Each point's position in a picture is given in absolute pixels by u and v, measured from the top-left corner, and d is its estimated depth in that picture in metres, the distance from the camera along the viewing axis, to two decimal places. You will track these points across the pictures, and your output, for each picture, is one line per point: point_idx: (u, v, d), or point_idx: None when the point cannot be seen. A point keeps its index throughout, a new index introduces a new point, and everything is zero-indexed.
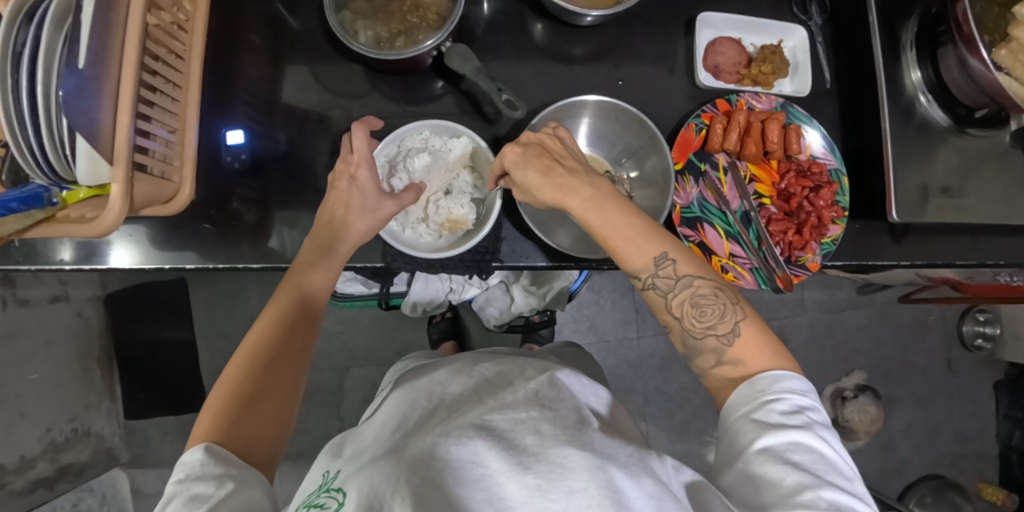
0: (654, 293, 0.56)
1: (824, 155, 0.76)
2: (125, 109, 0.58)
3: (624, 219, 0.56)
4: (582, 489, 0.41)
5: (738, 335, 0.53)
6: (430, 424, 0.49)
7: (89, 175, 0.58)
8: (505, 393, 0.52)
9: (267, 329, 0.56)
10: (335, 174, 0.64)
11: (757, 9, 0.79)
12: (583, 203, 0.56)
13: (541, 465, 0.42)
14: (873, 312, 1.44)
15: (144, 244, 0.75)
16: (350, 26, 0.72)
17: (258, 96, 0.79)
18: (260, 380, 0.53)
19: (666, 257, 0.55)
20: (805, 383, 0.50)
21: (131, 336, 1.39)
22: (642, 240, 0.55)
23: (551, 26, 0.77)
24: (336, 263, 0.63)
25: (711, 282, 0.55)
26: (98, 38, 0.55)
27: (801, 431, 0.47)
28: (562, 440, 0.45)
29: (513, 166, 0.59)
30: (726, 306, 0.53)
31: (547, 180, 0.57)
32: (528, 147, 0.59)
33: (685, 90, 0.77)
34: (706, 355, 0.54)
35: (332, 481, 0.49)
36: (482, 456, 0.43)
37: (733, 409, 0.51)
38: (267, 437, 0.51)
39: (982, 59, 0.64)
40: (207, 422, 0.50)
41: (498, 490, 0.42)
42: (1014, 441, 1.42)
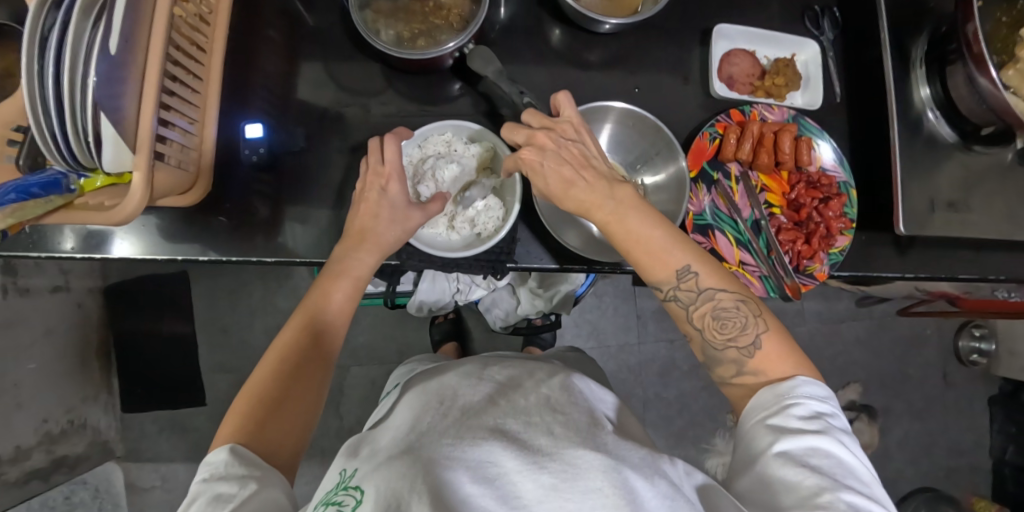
0: (676, 304, 0.57)
1: (833, 167, 0.77)
2: (149, 98, 0.58)
3: (650, 234, 0.56)
4: (596, 489, 0.41)
5: (761, 347, 0.54)
6: (444, 426, 0.49)
7: (112, 162, 0.58)
8: (519, 399, 0.52)
9: (295, 336, 0.57)
10: (366, 186, 0.65)
11: (770, 23, 0.81)
12: (606, 214, 0.57)
13: (556, 466, 0.43)
14: (870, 324, 1.46)
15: (157, 235, 0.76)
16: (371, 25, 0.72)
17: (275, 91, 0.80)
18: (287, 383, 0.53)
19: (689, 271, 0.56)
20: (824, 388, 0.51)
21: (130, 329, 1.38)
22: (664, 252, 0.56)
23: (569, 31, 0.78)
24: (363, 272, 0.63)
25: (733, 295, 0.55)
26: (128, 26, 0.56)
27: (818, 435, 0.48)
28: (575, 443, 0.45)
29: (533, 171, 0.59)
30: (748, 319, 0.55)
31: (571, 194, 0.58)
32: (546, 152, 0.58)
33: (699, 98, 0.79)
34: (726, 365, 0.55)
35: (349, 479, 0.48)
36: (498, 457, 0.44)
37: (753, 413, 0.52)
38: (291, 441, 0.51)
39: (992, 78, 0.65)
40: (232, 422, 0.50)
41: (514, 488, 0.42)
42: (1007, 455, 1.43)
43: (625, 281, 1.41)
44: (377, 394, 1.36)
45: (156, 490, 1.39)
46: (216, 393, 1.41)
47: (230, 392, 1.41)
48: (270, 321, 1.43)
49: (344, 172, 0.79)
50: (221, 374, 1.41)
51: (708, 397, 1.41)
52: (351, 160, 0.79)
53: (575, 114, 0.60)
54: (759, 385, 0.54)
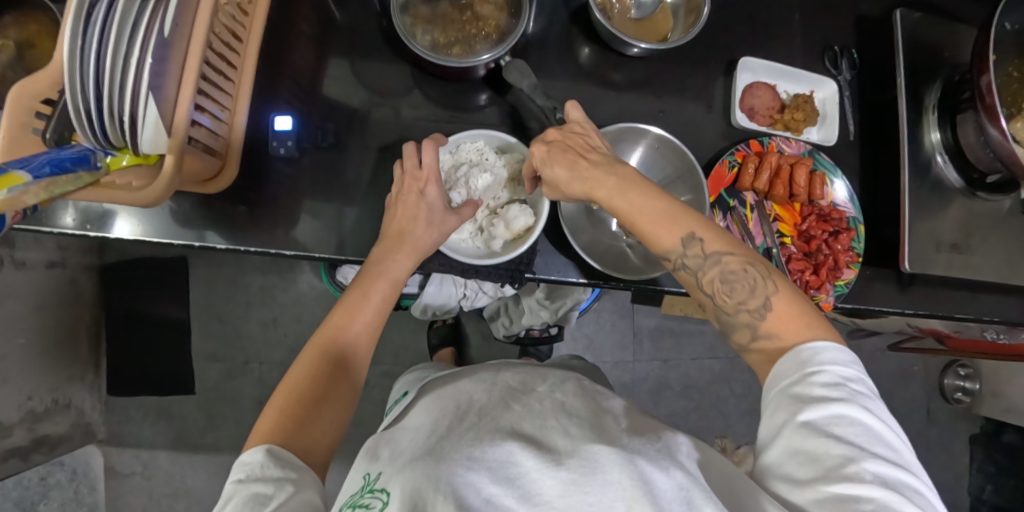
0: (685, 272, 0.59)
1: (844, 203, 0.80)
2: (189, 86, 0.59)
3: (652, 204, 0.59)
4: (614, 482, 0.43)
5: (771, 308, 0.55)
6: (461, 426, 0.51)
7: (149, 143, 0.58)
8: (534, 398, 0.55)
9: (332, 337, 0.58)
10: (404, 188, 0.67)
11: (792, 60, 0.84)
12: (608, 191, 0.61)
13: (574, 462, 0.45)
14: (860, 357, 1.49)
15: (173, 220, 0.75)
16: (409, 30, 0.74)
17: (304, 85, 0.80)
18: (325, 384, 0.55)
19: (693, 237, 0.58)
20: (848, 354, 0.52)
21: (122, 310, 1.35)
22: (668, 222, 0.59)
23: (598, 51, 0.81)
24: (400, 275, 0.65)
25: (739, 258, 0.57)
26: (179, 11, 0.57)
27: (843, 403, 0.48)
28: (592, 439, 0.48)
29: (542, 162, 0.65)
30: (751, 280, 0.56)
31: (577, 174, 0.62)
32: (553, 143, 0.65)
33: (719, 127, 0.81)
34: (741, 331, 0.57)
35: (374, 482, 0.50)
36: (518, 456, 0.46)
37: (776, 382, 0.53)
38: (327, 441, 0.53)
39: (1002, 129, 0.69)
40: (270, 420, 0.51)
41: (535, 486, 0.44)
42: (984, 494, 1.47)
43: (625, 298, 1.43)
44: (369, 395, 1.35)
45: (136, 476, 1.36)
46: (205, 382, 1.39)
47: (219, 381, 1.40)
48: (266, 313, 1.42)
49: (368, 170, 0.80)
50: (212, 362, 1.39)
51: (697, 418, 1.43)
52: (377, 160, 0.80)
53: (582, 115, 0.66)
54: (775, 350, 0.54)
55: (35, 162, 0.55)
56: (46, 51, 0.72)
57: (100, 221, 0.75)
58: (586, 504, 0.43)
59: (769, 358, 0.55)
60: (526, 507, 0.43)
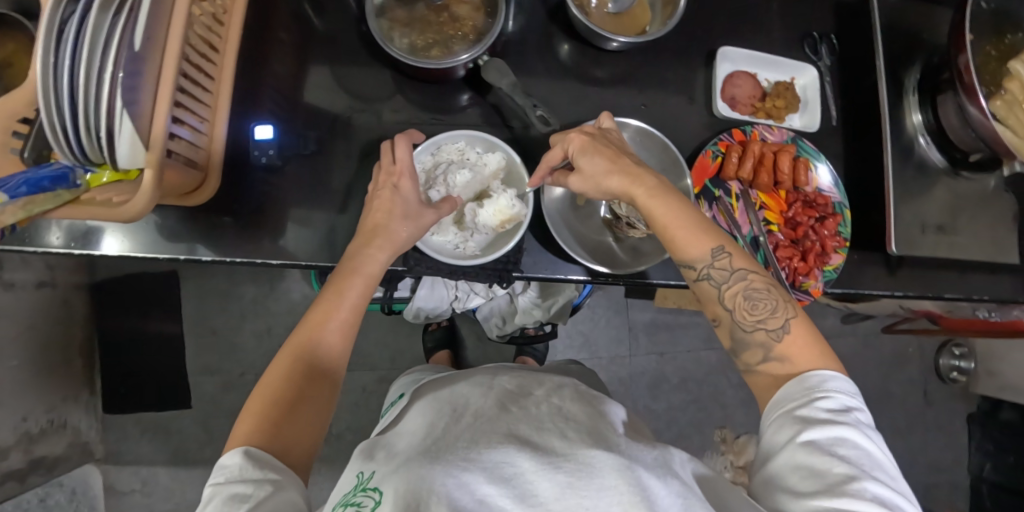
0: (708, 283, 0.60)
1: (829, 188, 0.80)
2: (166, 98, 0.58)
3: (685, 213, 0.61)
4: (612, 486, 0.44)
5: (789, 331, 0.57)
6: (458, 430, 0.53)
7: (127, 157, 0.58)
8: (532, 407, 0.57)
9: (308, 338, 0.58)
10: (378, 184, 0.68)
11: (772, 47, 0.84)
12: (646, 191, 0.61)
13: (571, 465, 0.46)
14: (855, 341, 1.50)
15: (156, 233, 0.75)
16: (386, 33, 0.73)
17: (285, 94, 0.80)
18: (299, 385, 0.55)
19: (723, 250, 0.59)
20: (850, 384, 0.54)
21: (115, 327, 1.35)
22: (699, 231, 0.60)
23: (578, 47, 0.80)
24: (375, 270, 0.64)
25: (763, 278, 0.59)
26: (151, 23, 0.57)
27: (847, 427, 0.50)
28: (588, 444, 0.49)
29: (579, 153, 0.64)
30: (776, 301, 0.58)
31: (616, 170, 0.62)
32: (594, 138, 0.65)
33: (702, 118, 0.81)
34: (754, 350, 0.58)
35: (368, 481, 0.51)
36: (514, 458, 0.47)
37: (781, 405, 0.54)
38: (305, 440, 0.54)
39: (982, 108, 0.69)
40: (248, 424, 0.52)
41: (530, 487, 0.45)
42: (985, 472, 1.48)
43: (618, 293, 1.42)
44: (367, 401, 1.35)
45: (136, 493, 1.35)
46: (202, 396, 1.38)
47: (216, 395, 1.39)
48: (260, 324, 1.41)
49: (353, 176, 0.80)
50: (207, 376, 1.39)
51: (696, 410, 1.43)
52: (361, 166, 0.80)
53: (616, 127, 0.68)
54: (785, 375, 0.56)
55: (11, 184, 0.57)
56: (23, 70, 0.71)
57: (85, 238, 0.74)
58: (583, 507, 0.43)
59: (774, 381, 0.57)
60: (522, 506, 0.44)
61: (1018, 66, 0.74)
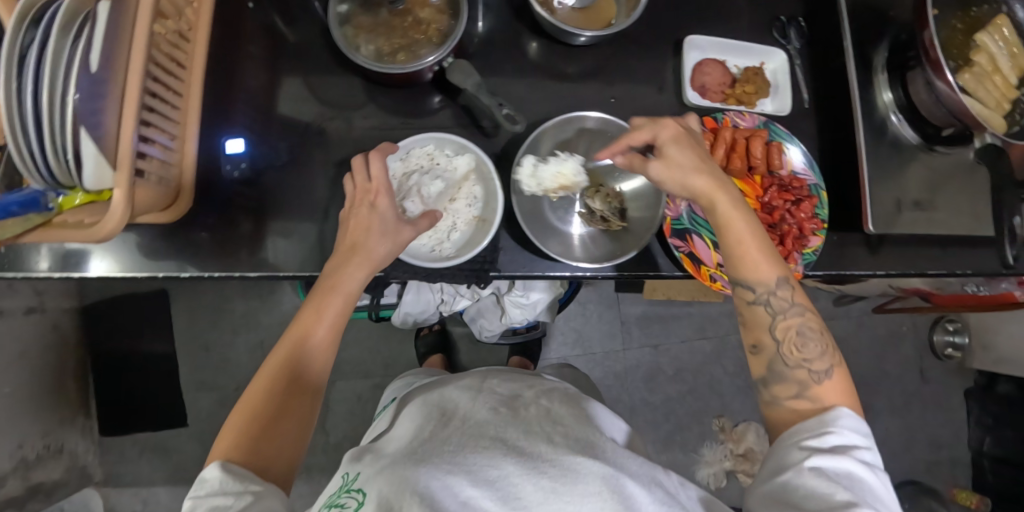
0: (765, 309, 0.59)
1: (803, 170, 0.80)
2: (129, 118, 0.57)
3: (760, 236, 0.61)
4: (595, 492, 0.47)
5: (831, 376, 0.57)
6: (447, 435, 0.55)
7: (93, 179, 0.57)
8: (524, 414, 0.59)
9: (288, 354, 0.59)
10: (355, 203, 0.67)
11: (740, 33, 0.84)
12: (726, 205, 0.61)
13: (555, 470, 0.49)
14: (848, 323, 1.50)
15: (135, 251, 0.75)
16: (352, 40, 0.73)
17: (257, 106, 0.80)
18: (279, 402, 0.56)
19: (788, 281, 0.59)
20: (863, 425, 0.54)
21: (108, 349, 1.35)
22: (767, 256, 0.60)
23: (546, 44, 0.81)
24: (353, 287, 0.64)
25: (817, 320, 0.59)
26: (109, 44, 0.56)
27: (853, 462, 0.50)
28: (574, 452, 0.52)
29: (672, 143, 0.63)
30: (825, 345, 0.58)
31: (703, 174, 0.61)
32: (686, 136, 0.64)
33: (673, 108, 0.81)
34: (789, 385, 0.58)
35: (352, 482, 0.51)
36: (499, 462, 0.50)
37: (792, 435, 0.54)
38: (287, 454, 0.55)
39: (948, 81, 0.69)
40: (229, 439, 0.53)
41: (514, 490, 0.47)
42: (985, 446, 1.47)
43: (608, 289, 1.43)
44: (363, 410, 1.35)
45: None
46: (198, 413, 1.38)
47: (212, 411, 1.39)
48: (253, 338, 1.42)
49: (328, 185, 0.80)
50: (203, 392, 1.39)
51: (693, 400, 1.43)
52: (335, 175, 0.80)
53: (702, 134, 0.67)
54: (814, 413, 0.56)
55: None
56: None
57: (67, 261, 0.74)
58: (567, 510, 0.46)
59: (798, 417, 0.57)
60: (505, 507, 0.46)
61: (983, 38, 0.74)
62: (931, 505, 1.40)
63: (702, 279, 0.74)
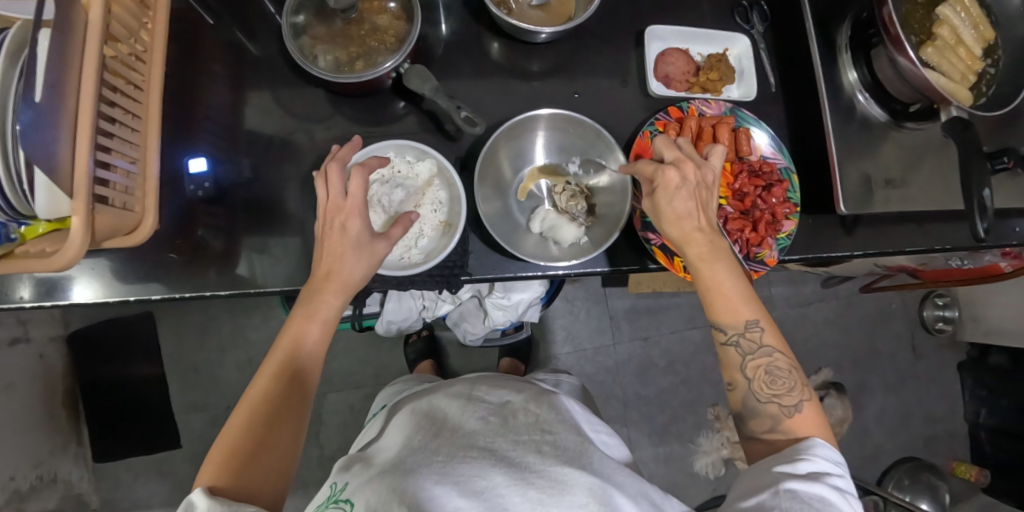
0: (733, 349, 0.62)
1: (773, 154, 0.79)
2: (83, 142, 0.56)
3: (734, 282, 0.62)
4: (581, 504, 0.49)
5: (801, 410, 0.60)
6: (437, 444, 0.56)
7: (47, 208, 0.56)
8: (514, 421, 0.60)
9: (267, 385, 0.60)
10: (327, 220, 0.65)
11: (702, 21, 0.84)
12: (698, 253, 0.63)
13: (542, 482, 0.50)
14: (838, 304, 1.49)
15: (107, 276, 0.74)
16: (309, 52, 0.73)
17: (220, 124, 0.79)
18: (260, 434, 0.56)
19: (757, 324, 0.61)
20: (836, 454, 0.56)
21: (96, 376, 1.34)
22: (740, 301, 0.62)
23: (507, 44, 0.80)
24: (330, 314, 0.65)
25: (788, 360, 0.61)
26: (55, 71, 0.54)
27: (827, 487, 0.52)
28: (562, 462, 0.53)
29: (663, 191, 0.63)
30: (796, 382, 0.60)
31: (680, 224, 0.63)
32: (685, 179, 0.63)
33: (639, 100, 0.81)
34: (762, 419, 0.61)
35: (340, 492, 0.54)
36: (488, 473, 0.50)
37: (768, 462, 0.56)
38: (270, 485, 0.55)
39: (909, 57, 0.68)
40: (210, 472, 0.53)
41: (501, 501, 0.48)
42: (981, 418, 1.47)
43: (595, 284, 1.42)
44: (356, 420, 1.34)
45: None
46: (191, 434, 1.38)
47: (206, 430, 1.39)
48: (242, 354, 1.42)
49: (296, 199, 0.79)
50: (196, 412, 1.39)
51: (687, 390, 1.42)
52: (303, 188, 0.79)
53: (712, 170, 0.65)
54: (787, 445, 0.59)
55: None
56: None
57: (49, 291, 0.74)
58: None
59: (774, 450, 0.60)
60: None
61: (945, 11, 0.73)
62: (930, 480, 1.40)
63: (676, 270, 0.73)
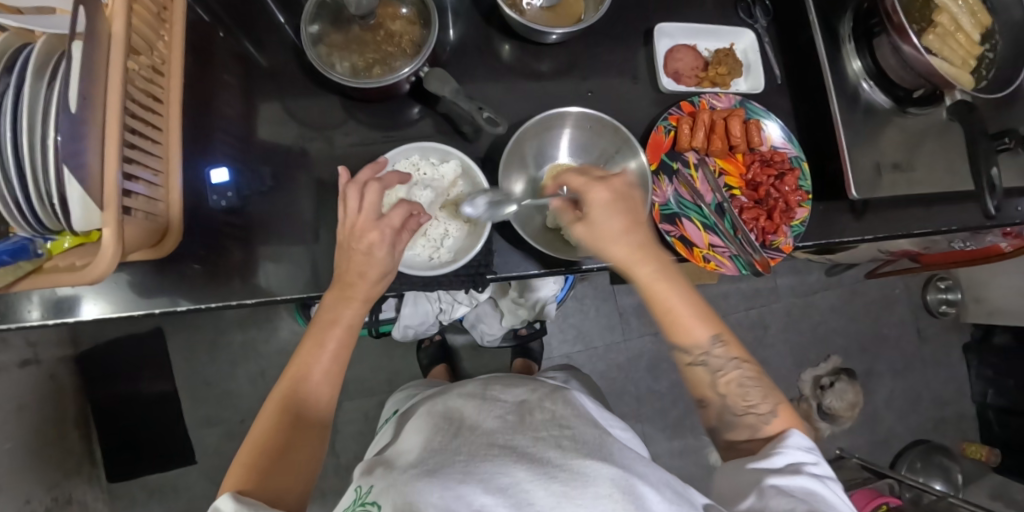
0: (703, 369, 0.62)
1: (783, 144, 0.81)
2: (113, 152, 0.56)
3: (685, 302, 0.62)
4: (606, 495, 0.46)
5: (777, 416, 0.60)
6: (457, 445, 0.54)
7: (81, 220, 0.57)
8: (531, 417, 0.58)
9: (293, 389, 0.61)
10: (353, 237, 0.64)
11: (706, 17, 0.86)
12: (646, 274, 0.62)
13: (566, 475, 0.47)
14: (843, 291, 1.51)
15: (128, 290, 0.74)
16: (326, 59, 0.73)
17: (237, 134, 0.80)
18: (286, 434, 0.57)
19: (719, 338, 0.62)
20: (808, 440, 0.58)
21: (109, 394, 1.33)
22: (692, 319, 0.62)
23: (518, 45, 0.81)
24: (352, 319, 0.65)
25: (754, 367, 0.63)
26: (86, 82, 0.54)
27: (806, 477, 0.53)
28: (581, 454, 0.51)
29: (598, 209, 0.62)
30: (766, 388, 0.62)
31: (621, 242, 0.62)
32: (616, 196, 0.63)
33: (649, 96, 0.82)
34: (742, 430, 0.61)
35: (366, 495, 0.52)
36: (511, 469, 0.48)
37: (744, 460, 0.57)
38: (296, 484, 0.55)
39: (913, 45, 0.71)
40: (238, 473, 0.54)
41: (526, 496, 0.46)
42: (988, 399, 1.50)
43: (604, 281, 1.43)
44: (372, 427, 1.34)
45: None
46: (206, 448, 1.37)
47: (220, 445, 1.38)
48: (253, 367, 1.41)
49: (316, 205, 0.80)
50: (210, 427, 1.38)
51: None
52: (322, 195, 0.80)
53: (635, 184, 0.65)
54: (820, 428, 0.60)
55: None
56: None
57: (59, 307, 0.73)
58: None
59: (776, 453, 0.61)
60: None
61: None
62: (942, 462, 1.43)
63: (696, 261, 0.75)
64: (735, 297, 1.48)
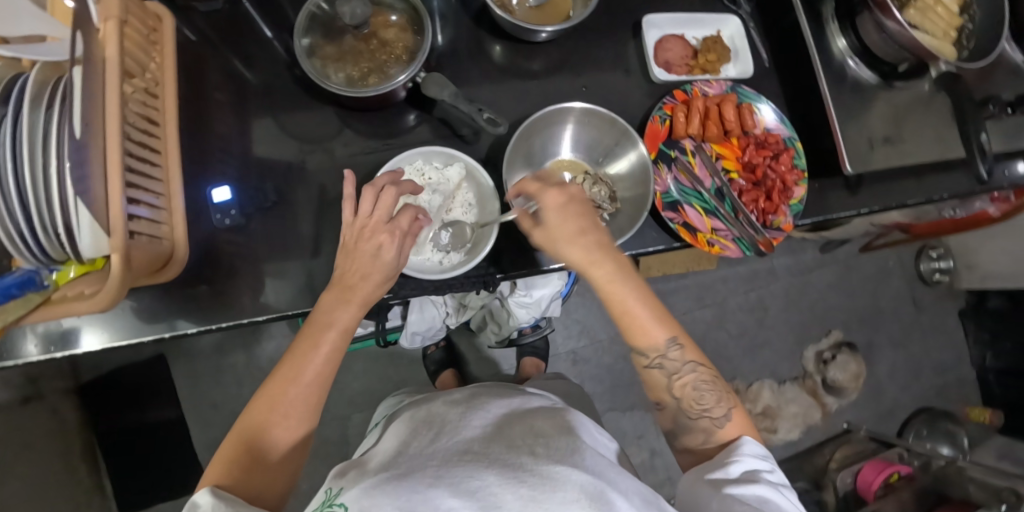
0: (659, 371, 0.62)
1: (776, 126, 0.83)
2: (115, 176, 0.55)
3: (643, 304, 0.61)
4: (572, 500, 0.43)
5: (731, 419, 0.61)
6: (431, 450, 0.51)
7: (91, 248, 0.55)
8: (508, 428, 0.55)
9: (282, 389, 0.59)
10: (362, 236, 0.65)
11: (691, 6, 0.87)
12: (604, 274, 0.60)
13: (534, 479, 0.44)
14: (839, 267, 1.54)
15: (134, 317, 0.73)
16: (321, 70, 0.74)
17: (234, 152, 0.80)
18: (268, 433, 0.57)
19: (676, 342, 0.61)
20: (762, 448, 0.60)
21: (113, 425, 1.31)
22: (651, 322, 0.61)
23: (509, 45, 0.82)
24: (347, 322, 0.63)
25: (709, 370, 0.63)
26: (87, 109, 0.54)
27: (762, 485, 0.54)
28: (553, 460, 0.47)
29: (553, 209, 0.61)
30: (722, 393, 0.62)
31: (582, 239, 0.61)
32: (574, 196, 0.62)
33: (642, 87, 0.84)
34: (696, 433, 0.62)
35: (334, 496, 0.48)
36: (481, 473, 0.45)
37: (701, 469, 0.58)
38: (276, 484, 0.57)
39: (897, 20, 0.72)
40: (219, 467, 0.55)
41: (495, 499, 0.43)
42: (988, 362, 1.53)
43: None
44: None
45: None
46: None
47: None
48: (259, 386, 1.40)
49: (318, 217, 0.80)
50: None
51: None
52: (324, 206, 0.80)
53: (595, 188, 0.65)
54: None
55: None
56: None
57: (64, 339, 0.72)
58: None
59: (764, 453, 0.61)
60: None
61: None
62: (947, 427, 1.46)
63: (700, 245, 0.76)
64: (734, 281, 1.50)
